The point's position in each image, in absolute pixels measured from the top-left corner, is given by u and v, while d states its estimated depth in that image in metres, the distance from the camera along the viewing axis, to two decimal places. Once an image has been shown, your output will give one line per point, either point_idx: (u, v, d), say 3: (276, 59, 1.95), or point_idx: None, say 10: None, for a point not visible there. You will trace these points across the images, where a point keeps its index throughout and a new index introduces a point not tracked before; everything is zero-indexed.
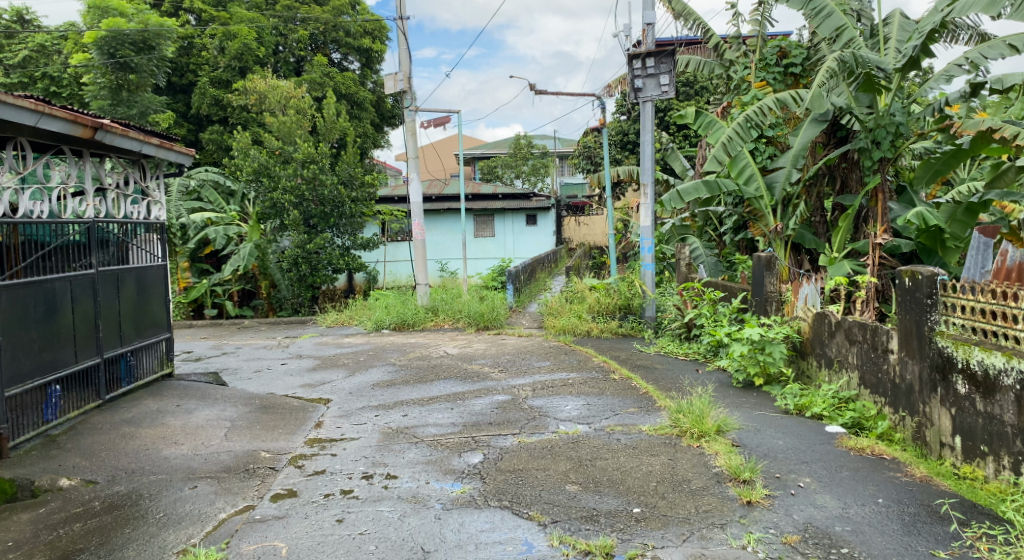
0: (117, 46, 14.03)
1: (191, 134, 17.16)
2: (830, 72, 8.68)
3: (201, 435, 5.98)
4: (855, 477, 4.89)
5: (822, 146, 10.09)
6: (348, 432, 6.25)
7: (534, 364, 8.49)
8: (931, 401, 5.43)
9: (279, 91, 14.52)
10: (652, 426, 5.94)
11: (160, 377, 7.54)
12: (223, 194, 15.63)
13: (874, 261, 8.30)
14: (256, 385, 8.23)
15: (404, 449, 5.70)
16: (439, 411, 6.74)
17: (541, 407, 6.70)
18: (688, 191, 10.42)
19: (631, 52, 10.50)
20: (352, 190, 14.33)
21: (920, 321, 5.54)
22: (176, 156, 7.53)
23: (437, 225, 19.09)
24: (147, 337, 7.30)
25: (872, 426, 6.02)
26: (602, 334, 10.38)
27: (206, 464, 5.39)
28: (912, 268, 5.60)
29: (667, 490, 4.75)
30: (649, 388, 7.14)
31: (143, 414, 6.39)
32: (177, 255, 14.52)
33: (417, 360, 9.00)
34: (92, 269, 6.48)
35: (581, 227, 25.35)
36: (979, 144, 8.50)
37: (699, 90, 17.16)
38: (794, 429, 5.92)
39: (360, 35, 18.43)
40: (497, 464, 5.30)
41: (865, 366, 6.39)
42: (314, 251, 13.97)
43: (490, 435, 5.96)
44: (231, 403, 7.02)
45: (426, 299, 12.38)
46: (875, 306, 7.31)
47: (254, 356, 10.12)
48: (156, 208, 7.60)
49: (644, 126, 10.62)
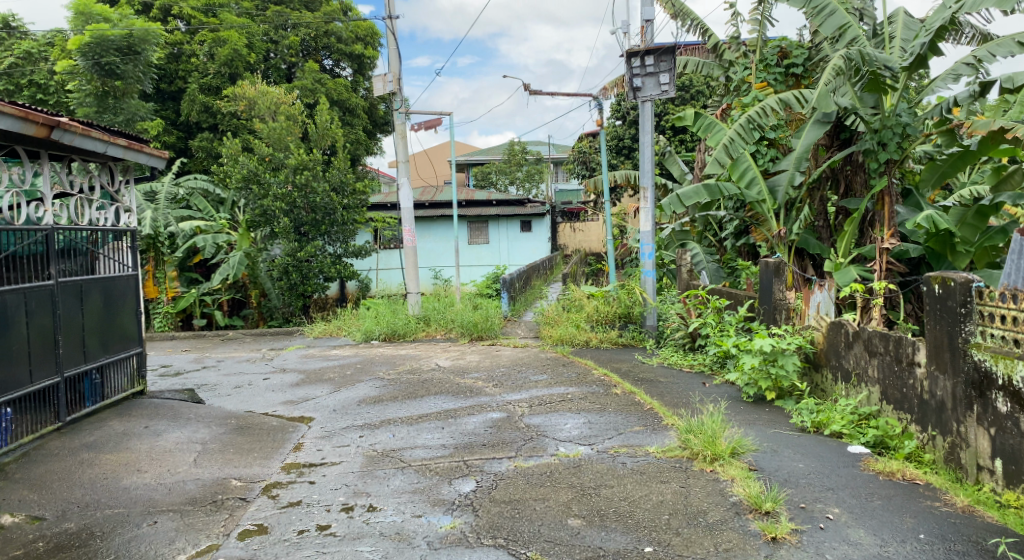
0: (101, 52, 13.52)
1: (180, 142, 16.66)
2: (836, 70, 8.43)
3: (168, 460, 5.47)
4: (889, 507, 4.41)
5: (825, 149, 9.69)
6: (329, 456, 5.74)
7: (530, 377, 7.97)
8: (967, 420, 4.97)
9: (269, 97, 14.07)
10: (659, 448, 5.46)
11: (131, 395, 7.05)
12: (213, 201, 15.13)
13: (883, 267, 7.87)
14: (235, 402, 7.71)
15: (389, 476, 5.21)
16: (428, 431, 6.23)
17: (539, 426, 6.20)
18: (688, 195, 9.96)
19: (630, 50, 10.05)
20: (343, 197, 13.83)
21: (953, 333, 5.09)
22: (147, 159, 7.05)
23: (429, 232, 18.64)
24: (115, 352, 6.79)
25: (897, 446, 5.55)
26: (601, 344, 9.89)
27: (169, 496, 4.87)
28: (942, 274, 5.17)
29: (682, 524, 4.27)
30: (654, 404, 6.65)
31: (107, 437, 5.87)
32: (165, 264, 13.90)
33: (407, 374, 8.48)
34: (53, 281, 6.00)
35: (576, 233, 24.89)
36: (990, 145, 8.17)
37: (695, 94, 16.75)
38: (813, 450, 5.45)
39: (352, 41, 17.98)
40: (491, 494, 4.80)
41: (887, 379, 5.93)
42: (305, 260, 13.47)
43: (483, 458, 5.46)
44: (205, 423, 6.52)
45: (417, 308, 11.90)
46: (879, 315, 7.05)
47: (236, 370, 9.58)
48: (125, 214, 7.10)
49: (643, 127, 10.16)
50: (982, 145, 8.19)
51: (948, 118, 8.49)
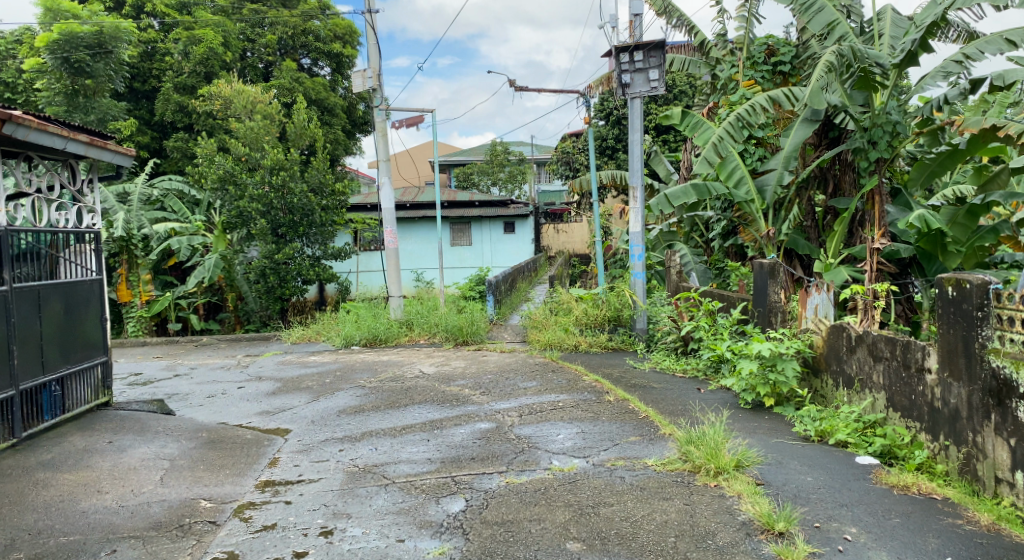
0: (71, 50, 12.95)
1: (154, 142, 16.15)
2: (826, 66, 8.06)
3: (131, 479, 5.06)
4: (909, 526, 4.22)
5: (813, 148, 9.44)
6: (306, 473, 5.37)
7: (519, 385, 7.63)
8: (984, 430, 4.74)
9: (245, 96, 13.66)
10: (658, 460, 5.15)
11: (95, 407, 6.66)
12: (188, 203, 14.68)
13: (874, 268, 7.74)
14: (207, 414, 7.29)
15: (371, 494, 4.86)
16: (413, 444, 5.88)
17: (530, 437, 5.87)
18: (675, 195, 9.63)
19: (618, 44, 9.71)
20: (322, 198, 13.42)
21: (968, 338, 4.83)
22: (112, 156, 6.63)
23: (411, 234, 18.26)
24: (77, 362, 6.39)
25: (906, 456, 5.30)
26: (591, 348, 9.53)
27: (132, 520, 4.49)
28: (956, 275, 4.91)
29: (689, 548, 4.04)
30: (650, 412, 6.34)
31: (66, 454, 5.46)
32: (139, 268, 13.30)
33: (389, 382, 8.10)
34: (5, 286, 5.59)
35: (560, 234, 24.54)
36: (980, 143, 7.96)
37: (679, 94, 16.48)
38: (820, 462, 5.15)
39: (331, 40, 17.51)
40: (482, 514, 4.49)
41: (893, 386, 5.66)
42: (283, 262, 13.04)
43: (472, 473, 5.13)
44: (174, 437, 6.13)
45: (400, 311, 11.53)
46: (873, 316, 7.13)
47: (210, 378, 9.15)
48: (88, 215, 6.64)
49: (631, 124, 9.83)
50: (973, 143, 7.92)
51: (930, 120, 8.37)
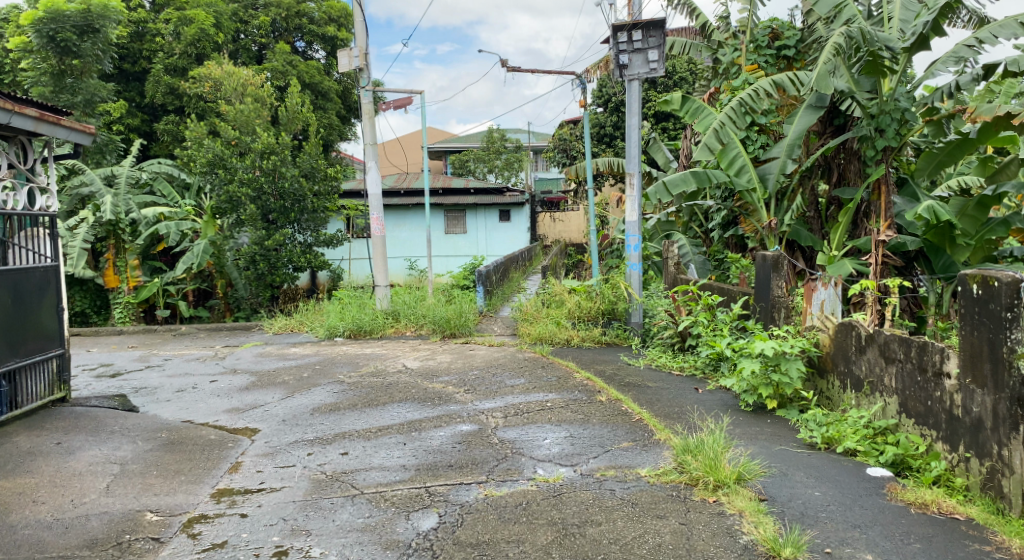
0: (57, 27, 12.30)
1: (144, 125, 15.53)
2: (835, 49, 7.51)
3: (74, 487, 4.64)
4: (931, 553, 3.86)
5: (817, 136, 8.95)
6: (268, 480, 4.92)
7: (506, 382, 7.18)
8: (1012, 443, 4.32)
9: (236, 78, 13.07)
10: (651, 470, 4.70)
11: (50, 402, 6.21)
12: (178, 187, 14.20)
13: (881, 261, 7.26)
14: (172, 410, 6.81)
15: (336, 507, 4.42)
16: (387, 448, 5.42)
17: (515, 442, 5.42)
18: (674, 183, 9.11)
19: (616, 23, 9.20)
20: (314, 183, 12.86)
21: (995, 341, 4.39)
22: (65, 132, 6.16)
23: (403, 221, 17.78)
24: (29, 355, 5.92)
25: (921, 467, 4.85)
26: (584, 342, 9.10)
27: (65, 537, 4.11)
28: (983, 272, 4.46)
29: None
30: (644, 414, 5.89)
31: (8, 458, 5.03)
32: (126, 252, 12.74)
33: (370, 379, 7.63)
34: None
35: (556, 223, 24.04)
36: (992, 132, 7.44)
37: (680, 80, 16.00)
38: (828, 473, 4.71)
39: (326, 23, 16.93)
40: (457, 533, 4.07)
41: (907, 391, 5.19)
42: (273, 248, 12.52)
43: (448, 484, 4.68)
44: (132, 437, 5.69)
45: (387, 302, 11.02)
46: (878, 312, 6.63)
47: (183, 371, 8.68)
48: (42, 196, 6.15)
49: (628, 107, 9.30)
50: (985, 131, 7.46)
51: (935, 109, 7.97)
